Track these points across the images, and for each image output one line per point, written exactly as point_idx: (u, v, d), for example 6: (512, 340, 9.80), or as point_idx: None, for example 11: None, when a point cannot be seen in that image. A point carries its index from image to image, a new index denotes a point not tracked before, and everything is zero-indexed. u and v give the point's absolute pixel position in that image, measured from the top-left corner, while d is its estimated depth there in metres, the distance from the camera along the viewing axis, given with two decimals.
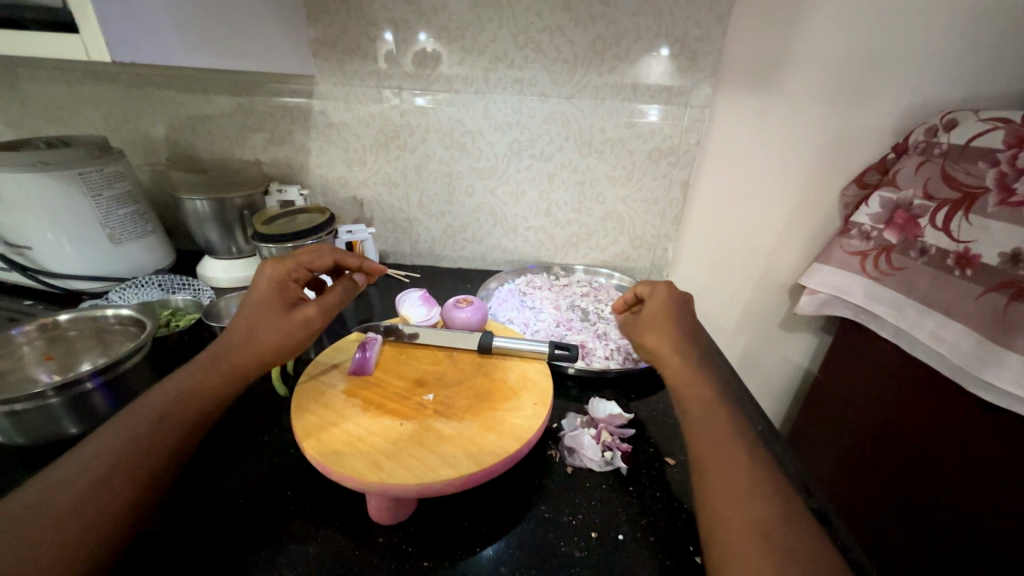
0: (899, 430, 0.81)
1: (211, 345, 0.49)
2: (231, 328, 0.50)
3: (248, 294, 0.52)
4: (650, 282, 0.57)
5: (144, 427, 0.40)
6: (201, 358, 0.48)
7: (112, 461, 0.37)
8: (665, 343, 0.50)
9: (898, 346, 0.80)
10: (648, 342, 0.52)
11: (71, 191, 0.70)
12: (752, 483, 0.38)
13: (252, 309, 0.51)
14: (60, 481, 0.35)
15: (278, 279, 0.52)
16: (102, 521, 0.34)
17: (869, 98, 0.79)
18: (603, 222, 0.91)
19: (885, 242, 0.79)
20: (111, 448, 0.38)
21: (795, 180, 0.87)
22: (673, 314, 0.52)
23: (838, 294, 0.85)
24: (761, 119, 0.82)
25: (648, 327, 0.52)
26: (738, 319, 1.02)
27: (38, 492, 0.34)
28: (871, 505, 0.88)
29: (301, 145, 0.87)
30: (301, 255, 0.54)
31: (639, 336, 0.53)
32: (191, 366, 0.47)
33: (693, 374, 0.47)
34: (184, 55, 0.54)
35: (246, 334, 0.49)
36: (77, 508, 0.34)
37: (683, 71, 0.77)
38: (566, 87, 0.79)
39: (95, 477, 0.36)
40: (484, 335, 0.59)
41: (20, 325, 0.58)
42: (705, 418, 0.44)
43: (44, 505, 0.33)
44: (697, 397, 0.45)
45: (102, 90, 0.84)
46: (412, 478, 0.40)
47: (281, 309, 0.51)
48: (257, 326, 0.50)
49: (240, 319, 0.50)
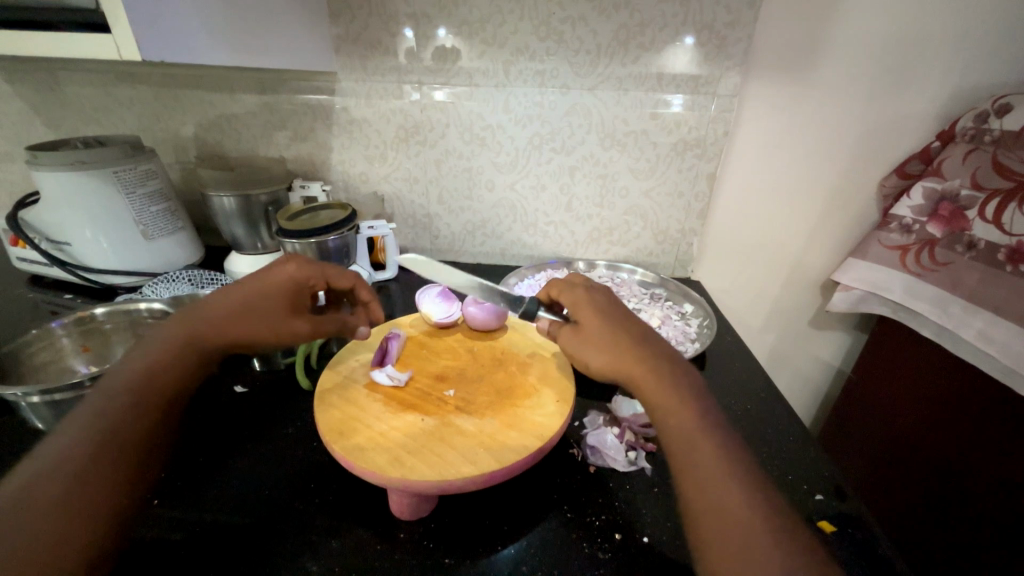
0: (942, 433, 0.77)
1: (188, 315, 0.47)
2: (219, 303, 0.48)
3: (259, 277, 0.50)
4: (564, 293, 0.53)
5: (116, 412, 0.39)
6: (169, 331, 0.46)
7: (93, 453, 0.37)
8: (626, 354, 0.45)
9: (941, 345, 0.76)
10: (607, 360, 0.46)
11: (107, 189, 0.73)
12: (747, 501, 0.35)
13: (253, 298, 0.48)
14: (39, 477, 0.34)
15: (296, 280, 0.51)
16: (94, 516, 0.34)
17: (913, 83, 0.75)
18: (625, 216, 0.89)
19: (928, 236, 0.74)
20: (89, 437, 0.37)
21: (829, 172, 0.83)
22: (608, 316, 0.49)
23: (874, 290, 0.80)
24: (795, 108, 0.79)
25: (594, 342, 0.47)
26: (766, 316, 0.98)
27: (20, 488, 0.34)
28: (908, 511, 0.84)
29: (323, 141, 0.87)
30: (328, 274, 0.53)
31: (592, 357, 0.47)
32: (158, 342, 0.45)
33: (659, 377, 0.43)
34: (213, 55, 0.55)
35: (231, 318, 0.47)
36: (65, 504, 0.34)
37: (711, 58, 0.74)
38: (588, 79, 0.78)
39: (78, 471, 0.35)
40: (529, 303, 0.55)
41: (59, 318, 0.60)
42: (684, 429, 0.40)
43: (31, 504, 0.33)
44: (672, 403, 0.41)
45: (136, 92, 0.87)
46: (433, 474, 0.40)
47: (285, 311, 0.49)
48: (247, 315, 0.48)
49: (233, 300, 0.48)
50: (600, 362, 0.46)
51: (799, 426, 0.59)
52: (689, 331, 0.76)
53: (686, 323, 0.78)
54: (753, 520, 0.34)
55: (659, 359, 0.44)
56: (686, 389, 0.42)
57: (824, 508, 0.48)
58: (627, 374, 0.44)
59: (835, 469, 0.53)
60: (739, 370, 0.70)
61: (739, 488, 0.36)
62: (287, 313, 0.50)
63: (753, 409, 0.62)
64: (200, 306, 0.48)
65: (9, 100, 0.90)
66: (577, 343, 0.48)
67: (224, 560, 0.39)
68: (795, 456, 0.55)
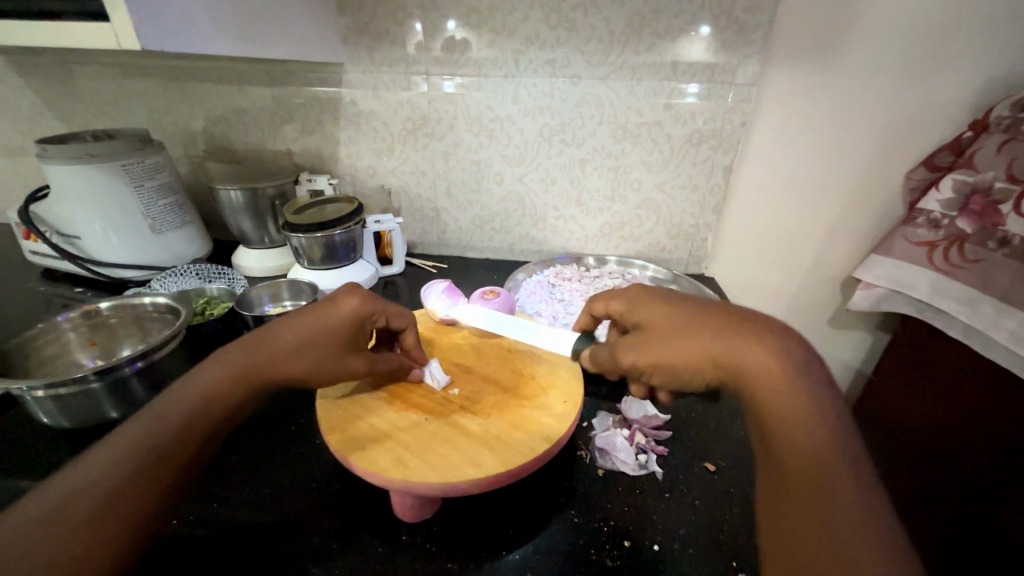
0: (971, 439, 0.73)
1: (249, 344, 0.44)
2: (284, 331, 0.45)
3: (321, 311, 0.46)
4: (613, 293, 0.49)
5: (155, 429, 0.37)
6: (229, 359, 0.42)
7: (126, 472, 0.34)
8: (717, 337, 0.38)
9: (969, 346, 0.72)
10: (695, 350, 0.39)
11: (115, 182, 0.72)
12: (884, 522, 0.29)
13: (317, 327, 0.45)
14: (76, 490, 0.32)
15: (357, 317, 0.47)
16: (112, 540, 0.31)
17: (945, 69, 0.71)
18: (637, 211, 0.87)
19: (957, 231, 0.70)
20: (125, 453, 0.35)
21: (853, 164, 0.79)
22: (679, 302, 0.43)
23: (899, 288, 0.77)
24: (817, 96, 0.75)
25: (678, 331, 0.40)
26: (783, 314, 0.95)
27: (51, 501, 0.31)
28: (930, 517, 0.81)
29: (330, 134, 0.86)
30: (392, 309, 0.49)
31: (673, 350, 0.40)
32: (218, 364, 0.42)
33: (761, 348, 0.37)
34: (216, 43, 0.53)
35: (297, 350, 0.44)
36: (88, 527, 0.31)
37: (728, 45, 0.71)
38: (601, 68, 0.75)
39: (109, 489, 0.33)
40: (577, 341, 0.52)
41: (65, 312, 0.60)
42: (795, 412, 0.34)
43: (55, 523, 0.30)
44: (780, 380, 0.35)
45: (145, 85, 0.87)
46: (436, 477, 0.39)
47: (346, 344, 0.46)
48: (311, 347, 0.44)
49: (299, 330, 0.45)
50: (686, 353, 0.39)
51: None
52: None
53: None
54: (892, 544, 0.28)
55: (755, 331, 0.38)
56: (801, 361, 0.36)
57: None
58: (724, 360, 0.38)
59: None
60: None
61: (873, 501, 0.30)
62: (349, 347, 0.46)
63: None
64: (265, 334, 0.45)
65: (23, 95, 0.91)
66: (651, 333, 0.42)
67: (225, 563, 0.38)
68: None
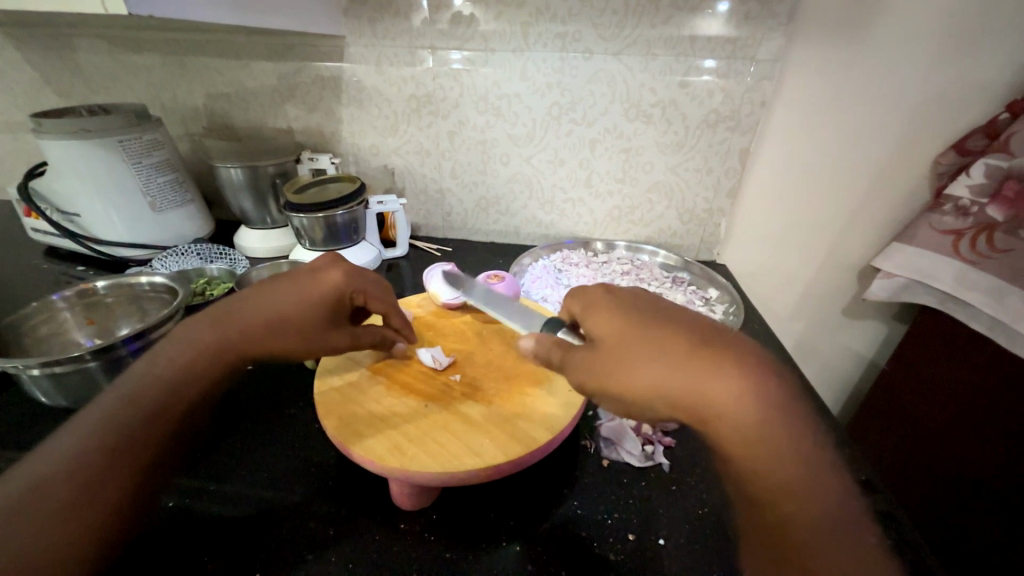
0: (989, 435, 0.71)
1: (224, 318, 0.42)
2: (258, 306, 0.43)
3: (299, 285, 0.44)
4: (572, 299, 0.41)
5: (128, 411, 0.35)
6: (203, 334, 0.40)
7: (101, 455, 0.33)
8: (682, 363, 0.31)
9: (993, 340, 0.69)
10: (652, 379, 0.32)
11: (112, 158, 0.71)
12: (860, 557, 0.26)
13: (292, 304, 0.43)
14: (50, 475, 0.32)
15: (338, 291, 0.45)
16: (97, 521, 0.31)
17: (984, 44, 0.66)
18: (648, 194, 0.84)
19: (987, 219, 0.66)
20: (97, 435, 0.34)
21: (877, 146, 0.75)
22: (636, 314, 0.35)
23: (921, 278, 0.74)
24: (843, 74, 0.71)
25: (632, 357, 0.33)
26: (796, 303, 0.93)
27: (24, 486, 0.31)
28: (940, 512, 0.79)
29: (332, 111, 0.84)
30: (376, 293, 0.48)
31: (627, 380, 0.33)
32: (191, 340, 0.40)
33: (727, 372, 0.30)
34: (209, 10, 0.50)
35: (275, 324, 0.42)
36: (70, 512, 0.30)
37: (751, 18, 0.67)
38: (614, 43, 0.71)
39: (84, 474, 0.32)
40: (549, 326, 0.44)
41: (60, 291, 0.59)
42: (766, 444, 0.29)
43: (34, 510, 0.30)
44: (740, 413, 0.29)
45: (143, 59, 0.84)
46: (434, 465, 0.38)
47: (324, 322, 0.44)
48: (283, 325, 0.42)
49: (276, 304, 0.43)
50: (641, 383, 0.32)
51: None
52: (713, 318, 0.72)
53: (710, 309, 0.74)
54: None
55: (716, 350, 0.32)
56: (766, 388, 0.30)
57: None
58: (684, 392, 0.30)
59: (872, 469, 0.49)
60: None
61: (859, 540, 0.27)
62: (329, 321, 0.45)
63: None
64: (234, 308, 0.42)
65: (20, 68, 0.89)
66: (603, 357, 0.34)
67: (220, 547, 0.38)
68: None
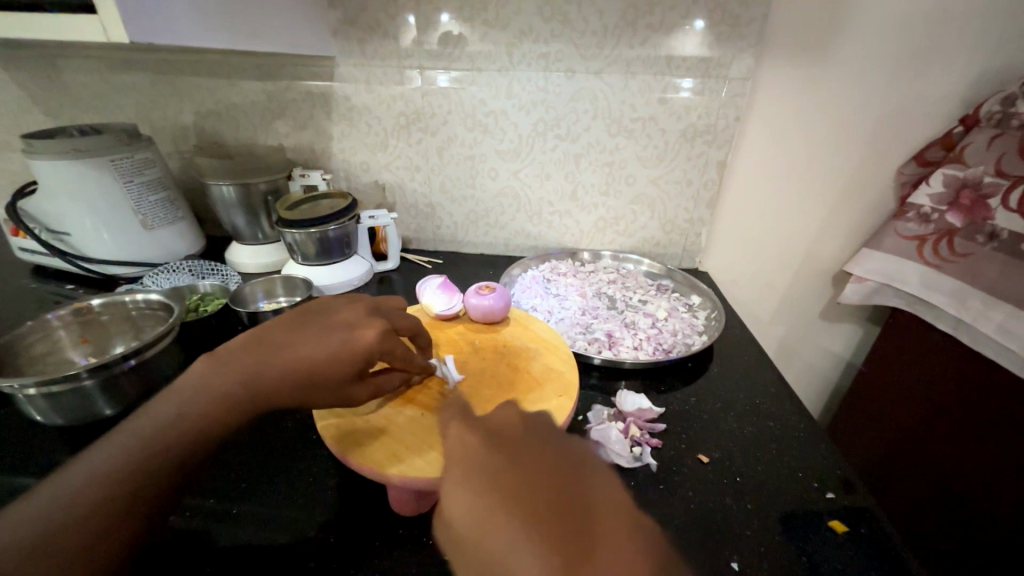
0: (957, 429, 0.75)
1: (255, 362, 0.41)
2: (293, 356, 0.42)
3: (336, 339, 0.43)
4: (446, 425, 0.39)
5: (137, 434, 0.36)
6: (226, 373, 0.40)
7: (115, 465, 0.35)
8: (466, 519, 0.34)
9: (957, 338, 0.74)
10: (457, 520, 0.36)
11: (104, 177, 0.71)
12: None
13: (320, 355, 0.42)
14: (82, 477, 0.34)
15: (371, 350, 0.44)
16: (107, 528, 0.33)
17: (937, 63, 0.71)
18: (631, 205, 0.87)
19: (947, 226, 0.71)
20: (104, 474, 0.34)
21: (844, 158, 0.80)
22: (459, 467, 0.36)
23: (888, 282, 0.78)
24: (809, 91, 0.76)
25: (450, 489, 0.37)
26: (774, 308, 0.96)
27: (53, 490, 0.33)
28: (913, 506, 0.83)
29: (324, 129, 0.86)
30: (400, 349, 0.46)
31: None
32: (220, 373, 0.40)
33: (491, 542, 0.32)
34: (207, 36, 0.52)
35: (300, 376, 0.41)
36: (82, 518, 0.32)
37: (723, 39, 0.71)
38: (596, 62, 0.75)
39: (102, 482, 0.34)
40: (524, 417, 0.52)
41: (55, 310, 0.59)
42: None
43: (57, 519, 0.32)
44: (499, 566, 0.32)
45: (134, 80, 0.85)
46: (433, 471, 0.40)
47: (346, 378, 0.43)
48: (310, 377, 0.41)
49: (308, 356, 0.42)
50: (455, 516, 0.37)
51: (810, 421, 0.57)
52: (696, 323, 0.75)
53: (693, 315, 0.77)
54: None
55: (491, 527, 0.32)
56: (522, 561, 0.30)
57: (837, 508, 0.47)
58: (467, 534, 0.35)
59: (844, 463, 0.52)
60: (748, 364, 0.68)
61: None
62: (355, 376, 0.44)
63: (762, 404, 0.60)
64: (257, 351, 0.42)
65: (8, 89, 0.90)
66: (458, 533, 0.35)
67: (223, 558, 0.39)
68: (805, 450, 0.54)
